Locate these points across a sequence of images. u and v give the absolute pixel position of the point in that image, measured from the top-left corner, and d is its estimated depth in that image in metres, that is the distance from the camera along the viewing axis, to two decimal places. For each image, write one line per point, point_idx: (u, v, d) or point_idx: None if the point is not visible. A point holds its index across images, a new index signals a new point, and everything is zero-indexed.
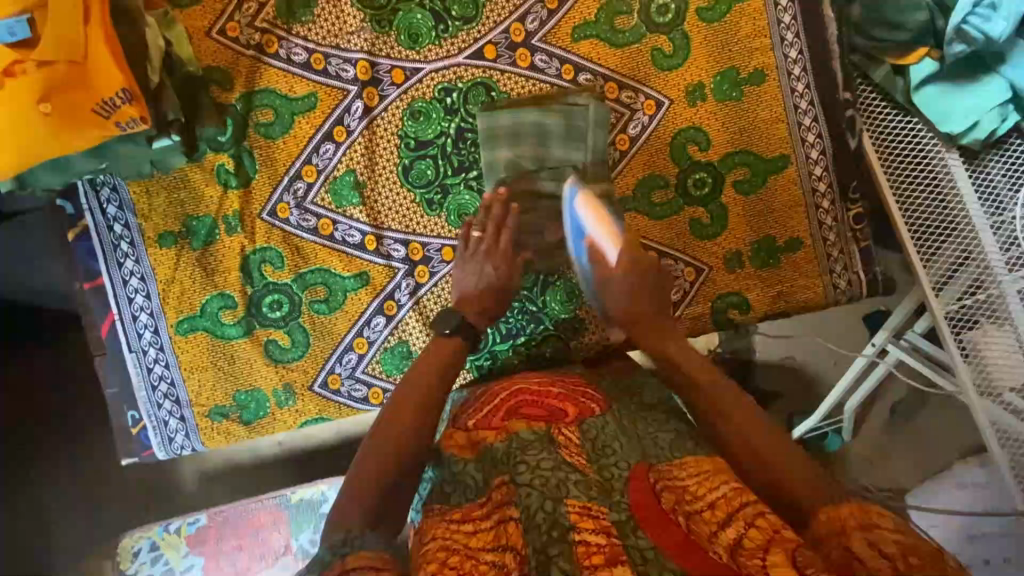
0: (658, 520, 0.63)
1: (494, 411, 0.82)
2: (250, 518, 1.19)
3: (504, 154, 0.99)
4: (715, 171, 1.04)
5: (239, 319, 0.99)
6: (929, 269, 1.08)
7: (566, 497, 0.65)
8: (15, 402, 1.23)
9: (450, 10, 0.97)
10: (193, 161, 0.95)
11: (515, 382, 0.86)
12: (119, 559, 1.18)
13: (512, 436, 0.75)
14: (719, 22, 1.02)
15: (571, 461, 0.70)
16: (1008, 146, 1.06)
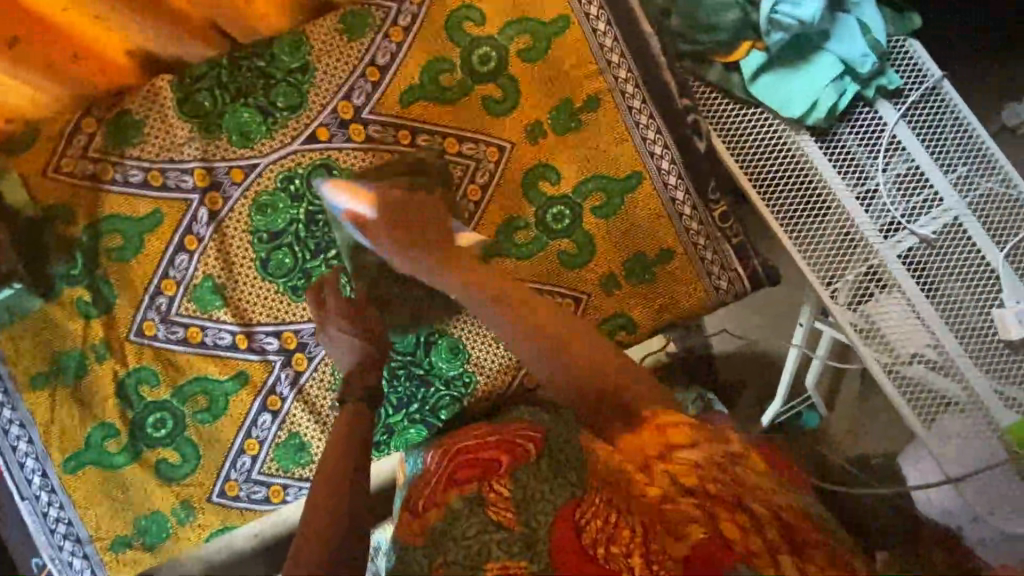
0: (578, 555, 0.64)
1: (437, 485, 0.79)
2: None
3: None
4: (571, 202, 1.05)
5: (125, 446, 0.98)
6: (808, 250, 1.07)
7: (486, 562, 0.66)
8: None
9: (276, 104, 0.99)
10: (50, 300, 0.96)
11: (453, 447, 0.84)
12: None
13: (448, 509, 0.74)
14: (543, 59, 1.03)
15: (498, 519, 0.70)
16: (856, 115, 1.07)
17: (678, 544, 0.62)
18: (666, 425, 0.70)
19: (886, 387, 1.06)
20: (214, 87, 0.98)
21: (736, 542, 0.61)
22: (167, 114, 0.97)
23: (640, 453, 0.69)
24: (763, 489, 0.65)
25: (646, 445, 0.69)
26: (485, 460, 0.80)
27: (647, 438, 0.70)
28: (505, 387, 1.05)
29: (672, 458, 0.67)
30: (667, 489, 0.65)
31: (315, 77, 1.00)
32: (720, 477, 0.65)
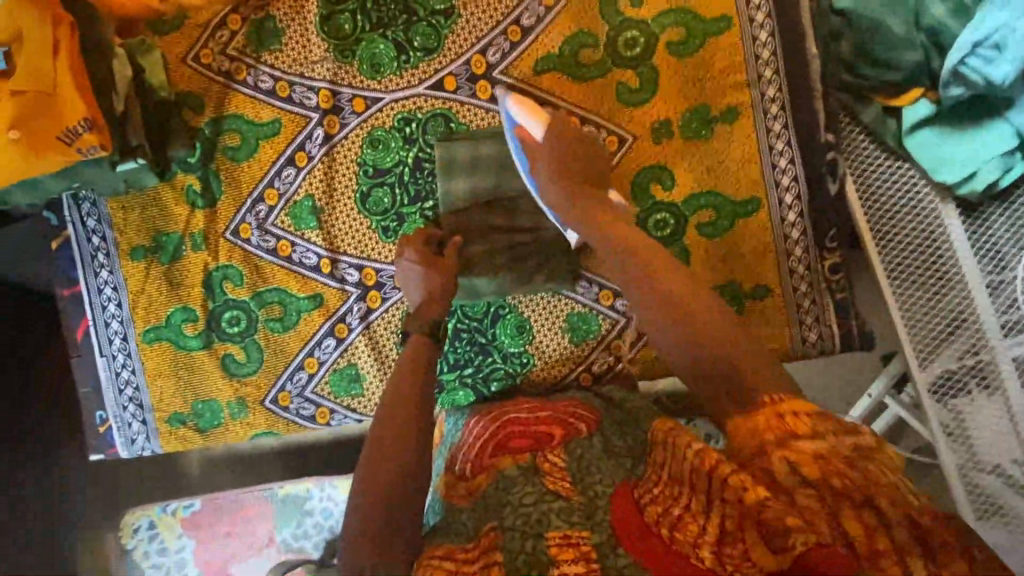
0: (641, 533, 0.63)
1: (485, 447, 0.84)
2: (241, 506, 1.30)
3: (462, 185, 0.98)
4: (678, 212, 1.00)
5: (200, 332, 1.03)
6: (914, 328, 1.00)
7: (546, 531, 0.65)
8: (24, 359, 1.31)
9: (412, 41, 0.98)
10: (164, 181, 1.01)
11: (505, 416, 0.88)
12: (121, 533, 1.29)
13: (501, 473, 0.77)
14: (691, 56, 0.97)
15: (555, 489, 0.70)
16: (1013, 198, 0.96)
17: (777, 553, 0.54)
18: (784, 412, 0.62)
19: (954, 491, 0.99)
20: (358, 11, 0.97)
21: (861, 545, 0.53)
22: (308, 28, 0.98)
23: (754, 433, 0.63)
24: (897, 492, 0.56)
25: (763, 428, 0.62)
26: (536, 433, 0.83)
27: (761, 423, 0.63)
28: (560, 378, 1.04)
29: (792, 446, 0.59)
30: (782, 476, 0.57)
31: (456, 23, 0.97)
32: (845, 471, 0.57)
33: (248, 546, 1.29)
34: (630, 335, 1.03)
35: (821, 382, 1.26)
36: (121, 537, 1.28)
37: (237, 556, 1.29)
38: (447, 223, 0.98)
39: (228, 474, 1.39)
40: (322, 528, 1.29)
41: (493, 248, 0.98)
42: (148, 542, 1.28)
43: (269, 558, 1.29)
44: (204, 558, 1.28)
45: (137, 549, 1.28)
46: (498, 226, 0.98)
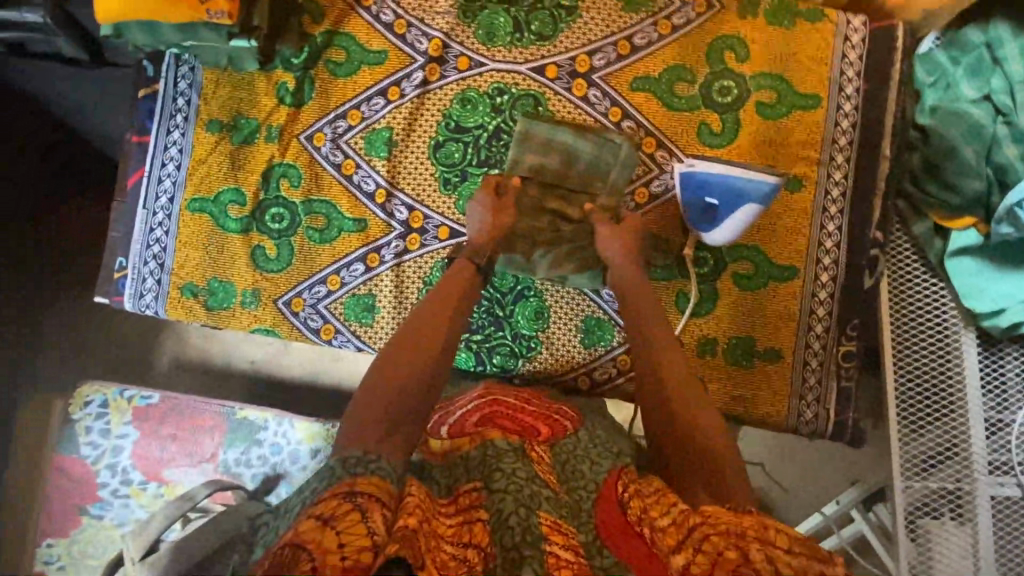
0: (625, 533, 0.65)
1: (470, 417, 0.86)
2: (194, 416, 1.31)
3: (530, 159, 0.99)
4: (720, 256, 1.03)
5: (242, 217, 1.06)
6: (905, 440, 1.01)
7: (540, 508, 0.66)
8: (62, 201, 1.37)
9: (530, 24, 1.04)
10: (262, 71, 1.06)
11: (494, 393, 0.91)
12: (71, 401, 1.31)
13: (488, 443, 0.77)
14: (776, 120, 1.03)
15: (544, 477, 0.71)
16: None
17: None
18: (770, 525, 0.59)
19: None
20: None
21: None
22: None
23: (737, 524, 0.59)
24: None
25: (745, 525, 0.59)
26: (523, 421, 0.86)
27: (746, 520, 0.60)
28: (560, 373, 1.05)
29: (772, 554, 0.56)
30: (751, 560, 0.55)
31: (575, 21, 1.04)
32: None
33: (188, 453, 1.30)
34: None
35: (797, 463, 1.31)
36: (70, 406, 1.30)
37: (173, 460, 1.29)
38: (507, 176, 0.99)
39: (191, 380, 1.43)
40: (265, 460, 1.29)
41: (536, 227, 1.00)
42: (93, 419, 1.29)
43: (204, 473, 1.29)
44: (142, 451, 1.29)
45: (81, 421, 1.30)
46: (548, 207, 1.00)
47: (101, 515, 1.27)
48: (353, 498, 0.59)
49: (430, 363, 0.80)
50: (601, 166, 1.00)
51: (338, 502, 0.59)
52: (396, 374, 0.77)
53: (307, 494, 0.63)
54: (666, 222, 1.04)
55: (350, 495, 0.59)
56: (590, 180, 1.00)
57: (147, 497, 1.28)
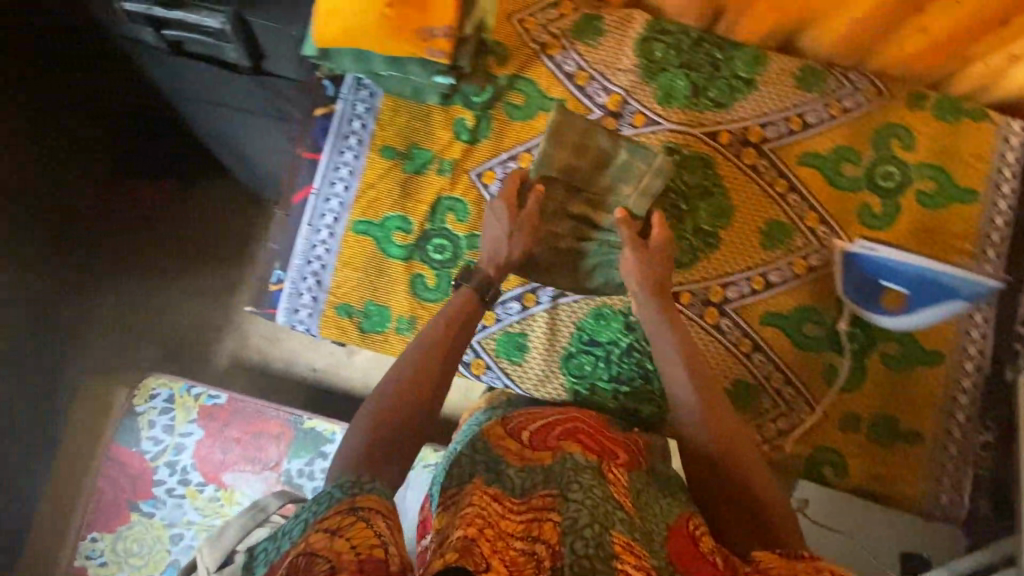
0: (697, 559, 0.69)
1: (551, 431, 0.82)
2: (258, 421, 1.34)
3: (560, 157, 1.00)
4: (870, 333, 1.06)
5: (407, 244, 1.08)
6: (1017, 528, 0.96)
7: (613, 528, 0.64)
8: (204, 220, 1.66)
9: (708, 90, 1.07)
10: (442, 105, 1.08)
11: (574, 414, 0.86)
12: (136, 394, 1.36)
13: (567, 456, 0.74)
14: (933, 210, 1.07)
15: (619, 499, 0.70)
16: None
17: None
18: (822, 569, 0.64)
19: None
20: (673, 47, 1.08)
21: None
22: (627, 40, 1.08)
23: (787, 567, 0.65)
24: None
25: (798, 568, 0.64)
26: (601, 444, 0.82)
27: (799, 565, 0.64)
28: None
29: None
30: None
31: (752, 93, 1.07)
32: None
33: (248, 459, 1.31)
34: (784, 422, 1.06)
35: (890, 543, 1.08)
36: (136, 397, 1.35)
37: (234, 464, 1.31)
38: (531, 181, 1.00)
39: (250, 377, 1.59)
40: None
41: (557, 231, 1.01)
42: (159, 412, 1.34)
43: (265, 481, 1.30)
44: (205, 451, 1.31)
45: (146, 414, 1.34)
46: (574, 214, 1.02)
47: (152, 513, 1.28)
48: (355, 511, 0.63)
49: (437, 374, 0.84)
50: (628, 171, 1.00)
51: (341, 517, 0.62)
52: (405, 394, 0.81)
53: (306, 517, 0.65)
54: (818, 295, 1.07)
55: (352, 510, 0.63)
56: (614, 183, 1.00)
57: (203, 500, 1.29)
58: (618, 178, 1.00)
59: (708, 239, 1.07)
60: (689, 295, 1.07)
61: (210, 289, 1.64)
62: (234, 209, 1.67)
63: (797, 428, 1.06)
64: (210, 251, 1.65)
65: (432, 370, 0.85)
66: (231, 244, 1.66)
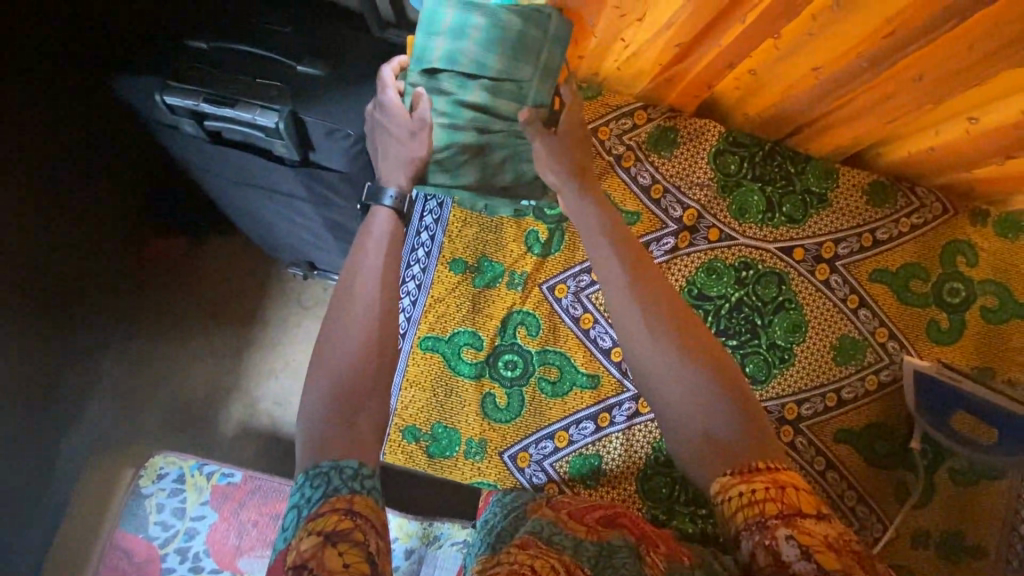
0: None
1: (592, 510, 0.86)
2: (278, 499, 1.17)
3: (442, 44, 0.82)
4: (938, 449, 1.07)
5: (477, 361, 1.02)
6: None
7: None
8: (224, 287, 1.56)
9: (783, 205, 1.07)
10: (514, 217, 1.04)
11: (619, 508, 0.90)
12: (141, 474, 1.16)
13: (604, 541, 0.76)
14: (998, 325, 1.09)
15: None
16: None
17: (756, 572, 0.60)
18: (786, 483, 0.63)
19: None
20: (746, 160, 1.07)
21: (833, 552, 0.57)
22: (701, 153, 1.07)
23: (756, 499, 0.62)
24: None
25: (767, 493, 0.62)
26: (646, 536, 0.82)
27: (769, 491, 0.62)
28: None
29: (801, 525, 0.59)
30: (792, 561, 0.57)
31: (824, 208, 1.08)
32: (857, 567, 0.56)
33: (268, 541, 1.15)
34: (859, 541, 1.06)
35: None
36: (140, 478, 1.15)
37: (251, 549, 1.14)
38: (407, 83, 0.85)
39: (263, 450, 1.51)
40: None
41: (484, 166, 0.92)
42: (166, 495, 1.14)
43: None
44: (219, 537, 1.13)
45: (150, 497, 1.14)
46: (472, 106, 0.87)
47: None
48: (354, 516, 0.58)
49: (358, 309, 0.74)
50: (526, 47, 0.84)
51: (338, 517, 0.58)
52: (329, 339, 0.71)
53: (299, 507, 0.61)
54: (887, 412, 1.07)
55: (350, 512, 0.58)
56: (512, 67, 0.85)
57: None
58: (515, 58, 0.84)
59: (782, 355, 1.06)
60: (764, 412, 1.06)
61: (228, 368, 1.54)
62: (255, 282, 1.57)
63: (872, 548, 1.05)
64: (227, 320, 1.55)
65: (376, 296, 0.74)
66: (252, 318, 1.56)
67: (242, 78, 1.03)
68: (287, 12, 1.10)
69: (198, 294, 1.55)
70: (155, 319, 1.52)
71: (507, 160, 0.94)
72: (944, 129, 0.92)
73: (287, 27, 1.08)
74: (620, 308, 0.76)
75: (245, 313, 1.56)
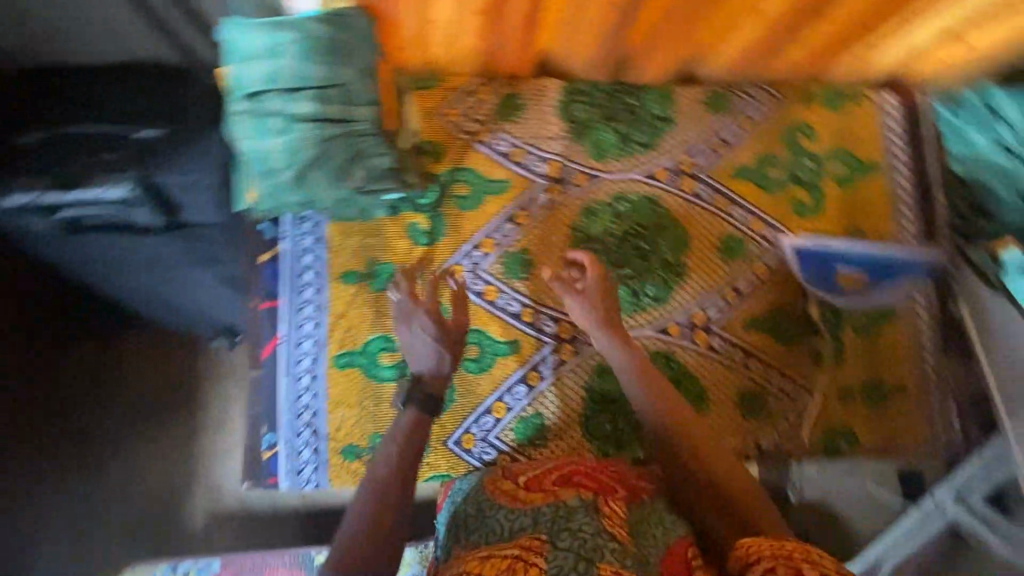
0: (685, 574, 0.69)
1: (548, 475, 0.85)
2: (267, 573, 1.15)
3: (260, 67, 0.85)
4: (837, 311, 1.15)
5: (396, 363, 1.02)
6: (982, 457, 0.96)
7: (601, 560, 0.65)
8: (116, 381, 1.41)
9: (635, 135, 1.15)
10: (390, 215, 1.06)
11: (572, 459, 0.89)
12: None
13: (560, 502, 0.75)
14: (851, 187, 1.20)
15: (612, 530, 0.70)
16: None
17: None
18: (811, 548, 0.64)
19: None
20: (591, 104, 1.14)
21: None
22: (548, 110, 1.13)
23: (779, 547, 0.64)
24: None
25: (788, 547, 0.64)
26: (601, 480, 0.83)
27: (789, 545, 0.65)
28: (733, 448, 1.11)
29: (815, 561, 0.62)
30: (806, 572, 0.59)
31: (671, 128, 1.16)
32: None
33: None
34: (793, 414, 1.13)
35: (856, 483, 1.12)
36: None
37: None
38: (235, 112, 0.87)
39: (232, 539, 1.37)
40: None
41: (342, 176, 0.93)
42: None
43: None
44: None
45: None
46: (303, 117, 0.88)
47: None
48: None
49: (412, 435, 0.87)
50: (341, 53, 0.87)
51: None
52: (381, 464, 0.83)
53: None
54: (785, 291, 1.15)
55: None
56: (332, 73, 0.88)
57: None
58: (334, 64, 0.87)
59: (675, 270, 1.13)
60: (676, 326, 1.12)
61: (149, 464, 1.39)
62: (152, 362, 1.42)
63: (805, 416, 1.13)
64: (134, 414, 1.40)
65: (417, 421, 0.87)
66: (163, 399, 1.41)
67: (82, 156, 1.00)
68: (110, 81, 1.08)
69: (95, 398, 1.40)
70: (55, 434, 1.37)
71: (355, 160, 0.94)
72: (743, 27, 1.02)
73: (116, 95, 1.07)
74: (623, 376, 0.95)
75: (156, 401, 1.42)
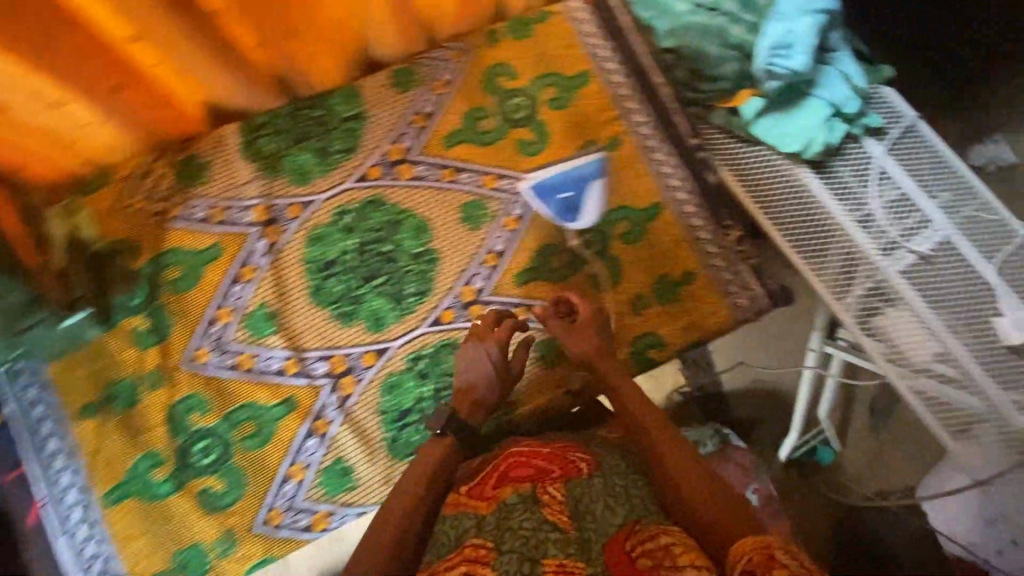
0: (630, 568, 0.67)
1: (485, 478, 0.82)
2: None
3: None
4: (600, 230, 1.13)
5: (170, 475, 0.99)
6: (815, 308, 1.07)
7: (543, 557, 0.68)
8: None
9: (332, 145, 1.09)
10: (109, 329, 1.01)
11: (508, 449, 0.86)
12: None
13: (500, 504, 0.76)
14: (569, 106, 1.17)
15: (552, 520, 0.72)
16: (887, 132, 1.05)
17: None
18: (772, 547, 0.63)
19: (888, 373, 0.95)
20: (275, 133, 1.08)
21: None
22: (233, 157, 1.07)
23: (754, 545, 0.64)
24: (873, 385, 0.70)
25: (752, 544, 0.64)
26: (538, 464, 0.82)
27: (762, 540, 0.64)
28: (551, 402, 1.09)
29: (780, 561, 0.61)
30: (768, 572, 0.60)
31: (367, 123, 1.11)
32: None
33: None
34: None
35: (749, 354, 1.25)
36: None
37: None
38: None
39: None
40: None
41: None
42: None
43: None
44: None
45: None
46: None
47: None
48: None
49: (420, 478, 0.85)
50: None
51: None
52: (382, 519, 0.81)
53: None
54: (543, 231, 1.12)
55: None
56: None
57: None
58: None
59: (427, 258, 1.09)
60: (449, 312, 1.08)
61: None
62: None
63: None
64: None
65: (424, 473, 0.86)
66: None
67: None
68: None
69: None
70: None
71: None
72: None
73: None
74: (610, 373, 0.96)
75: None
